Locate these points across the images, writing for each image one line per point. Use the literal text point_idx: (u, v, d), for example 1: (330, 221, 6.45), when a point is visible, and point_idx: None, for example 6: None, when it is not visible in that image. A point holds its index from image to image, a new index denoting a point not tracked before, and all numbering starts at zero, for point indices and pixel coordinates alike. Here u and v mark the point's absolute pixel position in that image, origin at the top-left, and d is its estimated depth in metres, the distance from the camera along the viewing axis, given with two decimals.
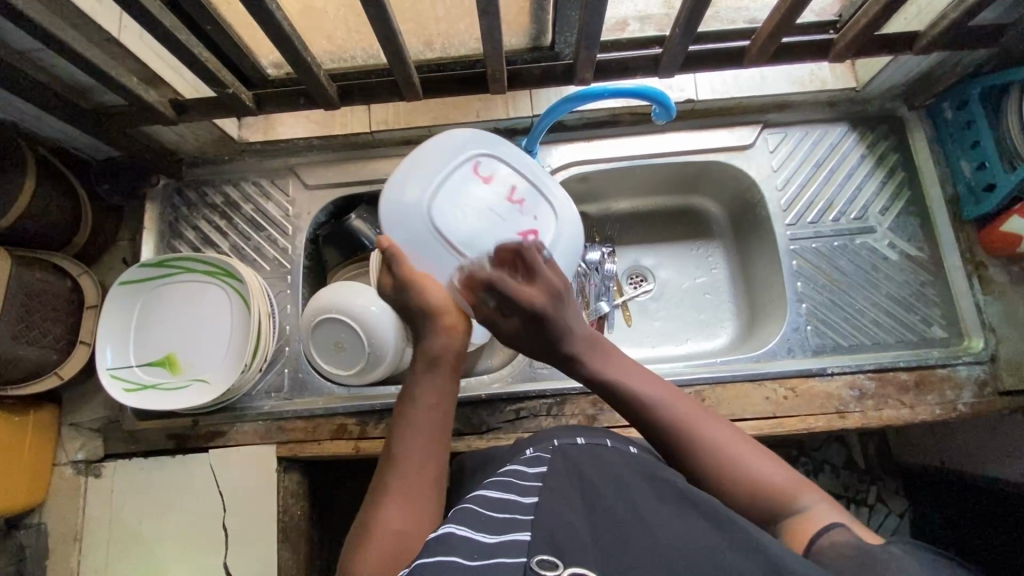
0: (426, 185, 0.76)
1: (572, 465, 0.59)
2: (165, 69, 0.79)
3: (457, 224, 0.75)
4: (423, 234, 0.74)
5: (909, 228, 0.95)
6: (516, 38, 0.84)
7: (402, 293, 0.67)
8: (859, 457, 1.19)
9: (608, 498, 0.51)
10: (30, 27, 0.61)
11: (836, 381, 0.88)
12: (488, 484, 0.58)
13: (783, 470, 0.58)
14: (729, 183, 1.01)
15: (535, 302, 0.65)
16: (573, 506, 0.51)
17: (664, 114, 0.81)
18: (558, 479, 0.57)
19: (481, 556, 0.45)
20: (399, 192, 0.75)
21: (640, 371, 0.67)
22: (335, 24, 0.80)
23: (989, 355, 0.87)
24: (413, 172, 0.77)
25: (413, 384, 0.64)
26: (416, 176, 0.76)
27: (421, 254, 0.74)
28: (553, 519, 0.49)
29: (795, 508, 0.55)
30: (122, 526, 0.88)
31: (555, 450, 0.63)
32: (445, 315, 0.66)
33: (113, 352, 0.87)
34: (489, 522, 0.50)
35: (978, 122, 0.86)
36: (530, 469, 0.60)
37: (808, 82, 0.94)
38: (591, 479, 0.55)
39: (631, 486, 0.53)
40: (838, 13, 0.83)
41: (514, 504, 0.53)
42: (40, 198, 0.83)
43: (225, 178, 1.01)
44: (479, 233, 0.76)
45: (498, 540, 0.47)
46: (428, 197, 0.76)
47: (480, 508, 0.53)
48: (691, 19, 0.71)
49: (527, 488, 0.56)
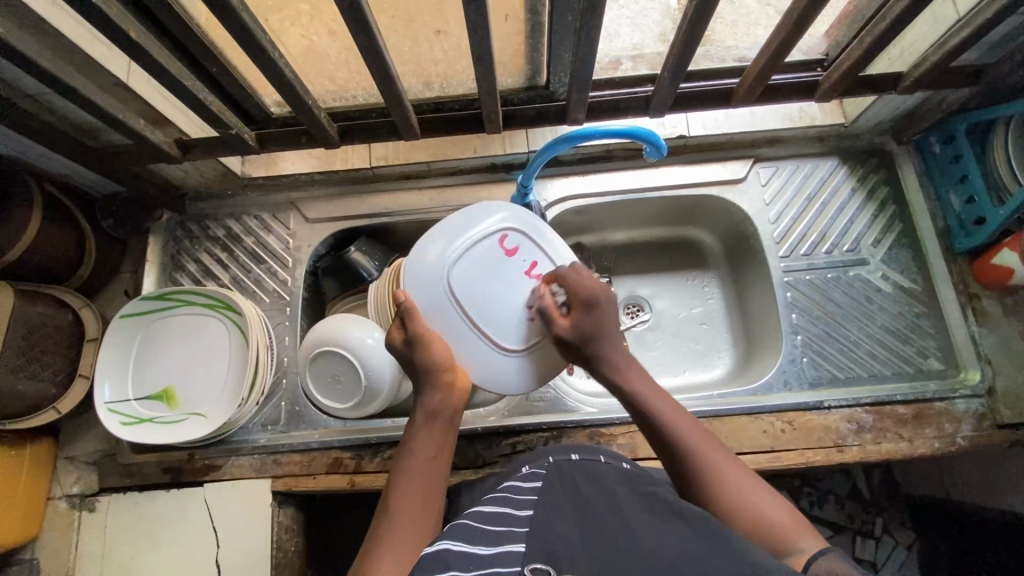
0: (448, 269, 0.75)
1: (566, 481, 0.60)
2: (172, 109, 0.82)
3: (482, 303, 0.75)
4: (449, 307, 0.74)
5: (902, 260, 0.96)
6: (512, 78, 0.86)
7: (414, 350, 0.70)
8: (864, 488, 1.17)
9: (601, 511, 0.53)
10: (42, 74, 0.63)
11: (834, 415, 0.87)
12: (486, 500, 0.59)
13: (782, 507, 0.58)
14: (723, 216, 1.03)
15: (596, 292, 0.71)
16: (565, 520, 0.53)
17: (657, 152, 0.83)
18: (553, 493, 0.58)
19: (476, 569, 0.47)
20: (420, 260, 0.75)
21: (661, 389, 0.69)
22: (336, 66, 0.83)
23: (987, 388, 0.87)
24: (438, 246, 0.75)
25: (411, 432, 0.67)
26: (439, 253, 0.74)
27: (439, 325, 0.74)
28: (546, 533, 0.50)
29: (795, 547, 0.54)
30: (113, 561, 0.87)
31: (550, 465, 0.64)
32: (450, 372, 0.70)
33: (110, 386, 0.87)
34: (485, 536, 0.52)
35: (965, 157, 0.88)
36: (526, 484, 0.61)
37: (798, 119, 0.97)
38: (585, 495, 0.56)
39: (624, 502, 0.54)
40: (824, 52, 0.85)
41: (511, 518, 0.54)
42: (45, 234, 0.85)
43: (228, 212, 1.03)
44: (506, 312, 0.75)
45: (493, 552, 0.49)
46: (443, 279, 0.74)
47: (478, 522, 0.54)
48: (679, 63, 0.73)
49: (523, 502, 0.57)
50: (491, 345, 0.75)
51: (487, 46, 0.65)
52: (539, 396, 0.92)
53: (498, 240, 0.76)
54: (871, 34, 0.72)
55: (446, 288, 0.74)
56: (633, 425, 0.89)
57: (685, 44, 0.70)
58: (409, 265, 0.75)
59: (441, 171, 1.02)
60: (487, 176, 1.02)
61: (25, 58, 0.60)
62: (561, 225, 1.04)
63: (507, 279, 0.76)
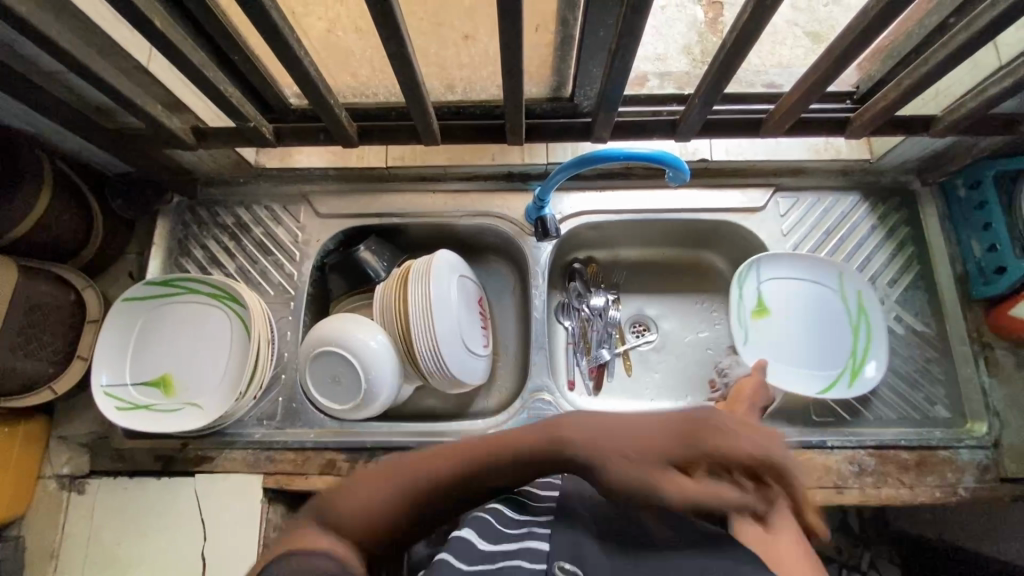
0: (789, 348, 0.94)
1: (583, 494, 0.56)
2: (189, 95, 0.80)
3: (454, 339, 0.89)
4: (462, 352, 0.90)
5: (917, 302, 0.94)
6: (537, 87, 0.83)
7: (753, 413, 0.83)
8: (855, 522, 1.16)
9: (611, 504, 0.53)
10: (59, 54, 0.62)
11: (837, 455, 0.86)
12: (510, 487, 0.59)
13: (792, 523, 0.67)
14: (739, 242, 1.01)
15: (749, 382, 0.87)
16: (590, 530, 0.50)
17: (679, 177, 0.82)
18: (574, 489, 0.56)
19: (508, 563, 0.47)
20: (439, 309, 0.87)
21: None
22: (360, 63, 0.81)
23: (992, 441, 0.86)
24: (443, 291, 0.88)
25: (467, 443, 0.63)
26: (444, 302, 0.88)
27: (458, 367, 0.89)
28: (567, 542, 0.49)
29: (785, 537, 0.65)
30: (101, 545, 0.87)
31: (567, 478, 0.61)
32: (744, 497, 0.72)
33: (106, 371, 0.86)
34: (507, 527, 0.52)
35: (991, 205, 0.86)
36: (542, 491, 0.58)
37: (823, 151, 0.96)
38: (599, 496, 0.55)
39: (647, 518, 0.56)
40: (856, 85, 0.85)
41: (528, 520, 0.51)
42: (52, 211, 0.83)
43: (238, 200, 1.01)
44: (454, 336, 0.88)
45: (497, 544, 0.49)
46: (457, 335, 0.89)
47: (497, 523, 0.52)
48: (711, 91, 0.72)
49: (545, 496, 0.57)
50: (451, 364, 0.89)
51: (516, 60, 0.64)
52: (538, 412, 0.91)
53: (440, 285, 0.88)
54: (911, 76, 0.71)
55: (458, 339, 0.89)
56: None
57: (721, 71, 0.68)
58: (440, 309, 0.87)
59: (458, 176, 1.00)
60: (503, 183, 1.00)
61: (44, 37, 0.59)
62: (574, 238, 1.02)
63: (452, 309, 0.89)
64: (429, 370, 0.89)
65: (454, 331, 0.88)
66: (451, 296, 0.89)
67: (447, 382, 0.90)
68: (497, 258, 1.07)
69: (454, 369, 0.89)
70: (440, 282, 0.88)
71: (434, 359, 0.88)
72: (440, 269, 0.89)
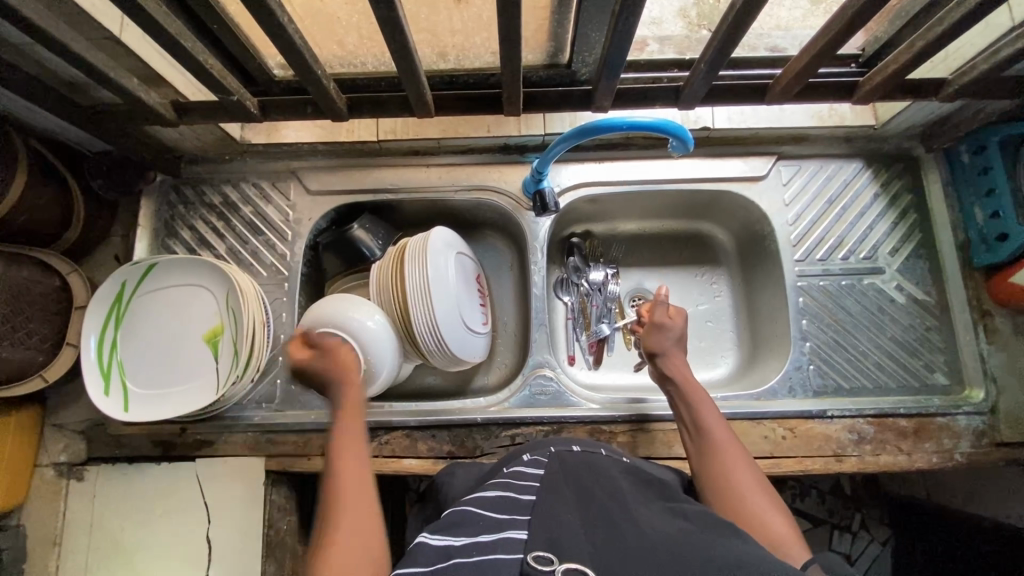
0: (179, 370, 0.86)
1: (569, 472, 0.59)
2: (165, 70, 0.76)
3: (450, 317, 0.86)
4: (460, 329, 0.88)
5: (917, 271, 0.94)
6: (533, 54, 0.80)
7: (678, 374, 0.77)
8: (848, 484, 1.18)
9: (601, 500, 0.54)
10: (25, 25, 0.57)
11: (836, 425, 0.87)
12: (486, 488, 0.59)
13: (771, 508, 0.60)
14: (740, 213, 1.00)
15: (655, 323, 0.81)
16: (569, 510, 0.52)
17: (681, 147, 0.79)
18: (554, 478, 0.58)
19: (478, 553, 0.46)
20: (433, 287, 0.85)
21: (748, 472, 0.64)
22: (346, 30, 0.77)
23: (990, 407, 0.87)
24: (437, 269, 0.86)
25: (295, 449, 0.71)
26: (438, 281, 0.86)
27: (458, 344, 0.88)
28: (550, 521, 0.50)
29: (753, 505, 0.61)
30: (103, 530, 0.87)
31: (551, 454, 0.64)
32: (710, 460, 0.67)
33: (96, 326, 0.85)
34: (481, 524, 0.51)
35: (994, 170, 0.85)
36: (529, 471, 0.61)
37: (826, 117, 0.92)
38: (589, 487, 0.56)
39: (627, 495, 0.56)
40: (863, 47, 0.82)
41: (513, 504, 0.54)
42: (29, 194, 0.79)
43: (224, 178, 0.98)
44: (451, 315, 0.86)
45: (467, 542, 0.48)
46: (456, 312, 0.87)
47: (480, 508, 0.54)
48: (716, 57, 0.69)
49: (525, 488, 0.57)
50: (451, 343, 0.87)
51: (514, 25, 0.60)
52: (541, 389, 0.91)
53: (435, 263, 0.86)
54: (925, 37, 0.68)
55: (455, 316, 0.87)
56: (634, 425, 0.89)
57: (728, 35, 0.64)
58: (434, 287, 0.85)
59: (451, 149, 0.97)
60: (499, 156, 0.97)
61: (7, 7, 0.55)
62: (572, 212, 1.01)
63: (449, 287, 0.87)
64: (428, 349, 0.87)
65: (451, 308, 0.87)
66: (448, 273, 0.87)
67: (449, 361, 0.89)
68: (494, 232, 1.06)
69: (454, 346, 0.87)
70: (433, 258, 0.86)
71: (432, 338, 0.86)
72: (433, 246, 0.87)
